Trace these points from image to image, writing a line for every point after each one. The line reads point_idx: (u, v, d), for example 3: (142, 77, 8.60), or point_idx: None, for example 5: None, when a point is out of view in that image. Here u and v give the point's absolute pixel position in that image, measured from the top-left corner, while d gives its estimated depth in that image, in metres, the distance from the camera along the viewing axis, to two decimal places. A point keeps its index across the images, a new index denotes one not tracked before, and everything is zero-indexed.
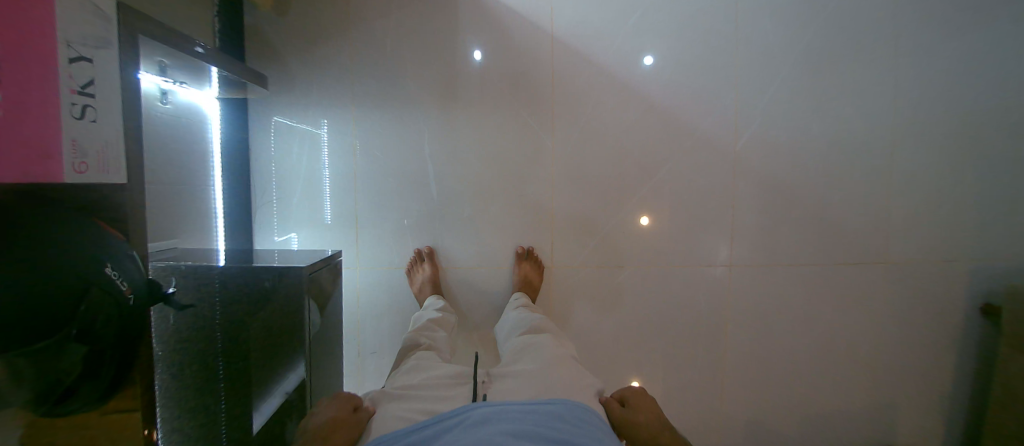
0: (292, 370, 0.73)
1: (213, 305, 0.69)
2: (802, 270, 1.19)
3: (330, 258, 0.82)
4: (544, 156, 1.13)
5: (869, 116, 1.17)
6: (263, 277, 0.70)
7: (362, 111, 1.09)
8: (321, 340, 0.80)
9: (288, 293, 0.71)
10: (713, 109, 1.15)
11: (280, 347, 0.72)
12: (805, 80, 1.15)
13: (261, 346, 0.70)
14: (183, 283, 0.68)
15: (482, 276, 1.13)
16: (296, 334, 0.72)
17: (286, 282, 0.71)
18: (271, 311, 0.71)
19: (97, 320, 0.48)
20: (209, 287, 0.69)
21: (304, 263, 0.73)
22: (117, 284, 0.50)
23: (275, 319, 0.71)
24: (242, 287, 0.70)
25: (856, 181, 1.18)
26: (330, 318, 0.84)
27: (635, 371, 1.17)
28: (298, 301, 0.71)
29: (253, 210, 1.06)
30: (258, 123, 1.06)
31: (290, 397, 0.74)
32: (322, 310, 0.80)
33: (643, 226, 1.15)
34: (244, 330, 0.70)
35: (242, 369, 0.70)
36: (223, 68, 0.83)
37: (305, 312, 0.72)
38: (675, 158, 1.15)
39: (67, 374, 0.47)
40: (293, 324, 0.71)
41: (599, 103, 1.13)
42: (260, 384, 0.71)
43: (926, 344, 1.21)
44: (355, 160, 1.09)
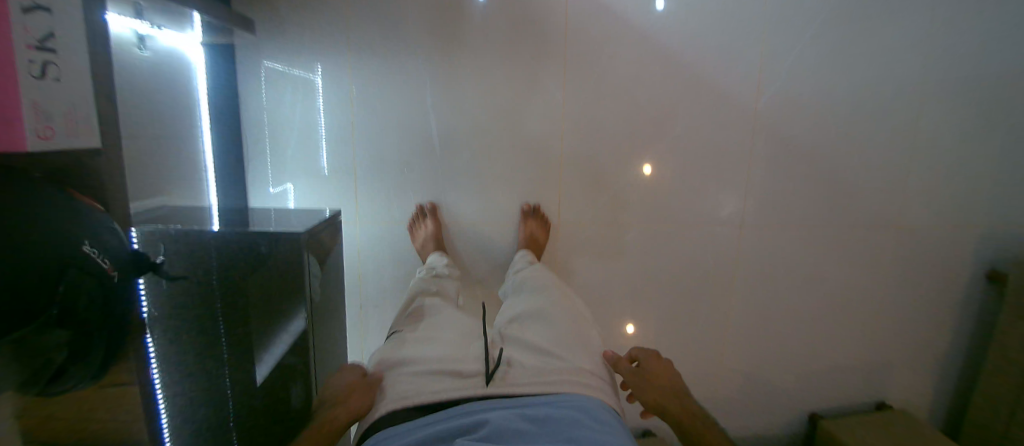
0: (291, 334, 0.72)
1: (209, 272, 0.66)
2: (812, 233, 1.16)
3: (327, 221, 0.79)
4: (554, 108, 1.06)
5: (903, 72, 1.09)
6: (260, 242, 0.67)
7: (359, 56, 1.01)
8: (322, 302, 0.79)
9: (285, 257, 0.69)
10: (737, 61, 1.06)
11: (280, 311, 0.71)
12: (839, 30, 1.06)
13: (262, 311, 0.69)
14: (173, 252, 0.64)
15: (486, 233, 1.11)
16: (296, 297, 0.71)
17: (283, 246, 0.68)
18: (268, 276, 0.69)
19: (80, 300, 0.45)
20: (203, 253, 0.66)
21: (300, 228, 0.70)
22: (100, 262, 0.47)
23: (273, 284, 0.69)
24: (237, 253, 0.67)
25: (879, 143, 1.12)
26: (330, 280, 0.82)
27: (636, 329, 1.18)
28: (296, 266, 0.69)
29: (245, 162, 1.02)
30: (245, 69, 0.99)
31: (291, 360, 0.74)
32: (322, 273, 0.78)
33: (642, 173, 1.10)
34: (243, 296, 0.68)
35: (243, 333, 0.69)
36: (205, 11, 0.75)
37: (304, 277, 0.70)
38: (692, 114, 1.08)
39: (55, 356, 0.44)
40: (293, 288, 0.70)
41: (614, 52, 1.04)
42: (260, 348, 0.71)
43: (926, 308, 1.22)
44: (353, 110, 1.03)
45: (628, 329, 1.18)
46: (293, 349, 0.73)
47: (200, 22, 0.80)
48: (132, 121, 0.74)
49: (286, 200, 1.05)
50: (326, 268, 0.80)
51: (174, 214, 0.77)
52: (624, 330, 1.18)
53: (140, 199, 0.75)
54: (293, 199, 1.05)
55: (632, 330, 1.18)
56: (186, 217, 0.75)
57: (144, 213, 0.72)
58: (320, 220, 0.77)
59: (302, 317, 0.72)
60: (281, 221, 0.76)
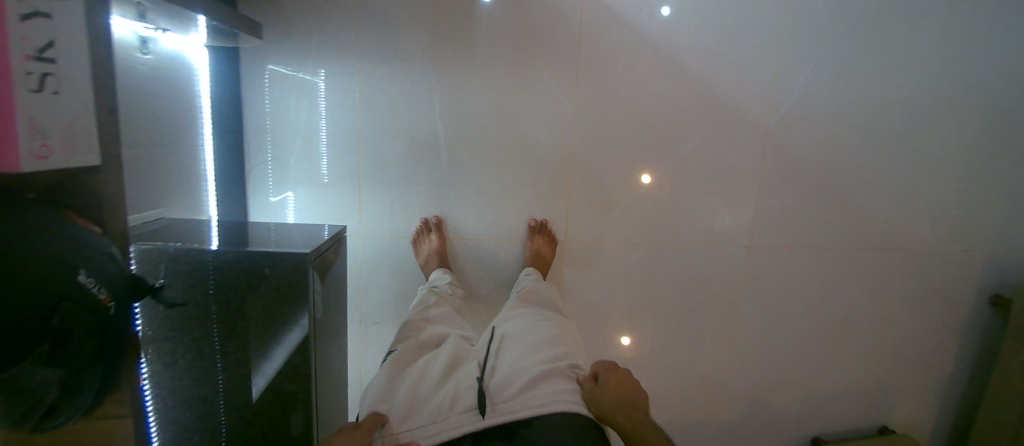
0: (288, 359, 0.69)
1: (208, 293, 0.64)
2: (821, 255, 1.15)
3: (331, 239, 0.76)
4: (565, 122, 1.04)
5: (914, 96, 1.08)
6: (263, 262, 0.64)
7: (366, 64, 0.98)
8: (324, 324, 0.76)
9: (286, 278, 0.65)
10: (750, 80, 1.05)
11: (279, 336, 0.67)
12: (852, 52, 1.06)
13: (260, 334, 0.66)
14: (172, 272, 0.62)
15: (491, 248, 1.08)
16: (294, 319, 0.67)
17: (285, 267, 0.65)
18: (268, 297, 0.65)
19: (74, 334, 0.41)
20: (203, 273, 0.63)
21: (306, 248, 0.67)
22: (95, 292, 0.44)
23: (272, 304, 0.66)
24: (237, 273, 0.64)
25: (890, 166, 1.12)
26: (332, 300, 0.79)
27: (642, 348, 1.17)
28: (297, 287, 0.66)
29: (246, 171, 0.98)
30: (248, 75, 0.96)
31: (289, 388, 0.70)
32: (325, 293, 0.75)
33: (644, 185, 1.08)
34: (241, 319, 0.65)
35: (240, 357, 0.66)
36: (210, 15, 0.72)
37: (307, 299, 0.67)
38: (704, 131, 1.07)
39: (48, 393, 0.40)
40: (293, 312, 0.67)
41: (626, 67, 1.03)
42: (256, 374, 0.67)
43: (932, 334, 1.21)
44: (359, 119, 1.00)
45: (623, 341, 1.16)
46: (290, 376, 0.70)
47: (206, 26, 0.77)
48: (133, 132, 0.71)
49: (285, 208, 1.01)
50: (330, 287, 0.78)
51: (171, 230, 0.73)
52: (619, 341, 1.16)
53: (134, 212, 0.71)
54: (292, 207, 1.02)
55: (627, 342, 1.16)
56: (186, 234, 0.71)
57: (141, 229, 0.69)
58: (326, 240, 0.75)
59: (300, 343, 0.69)
60: (283, 239, 0.74)
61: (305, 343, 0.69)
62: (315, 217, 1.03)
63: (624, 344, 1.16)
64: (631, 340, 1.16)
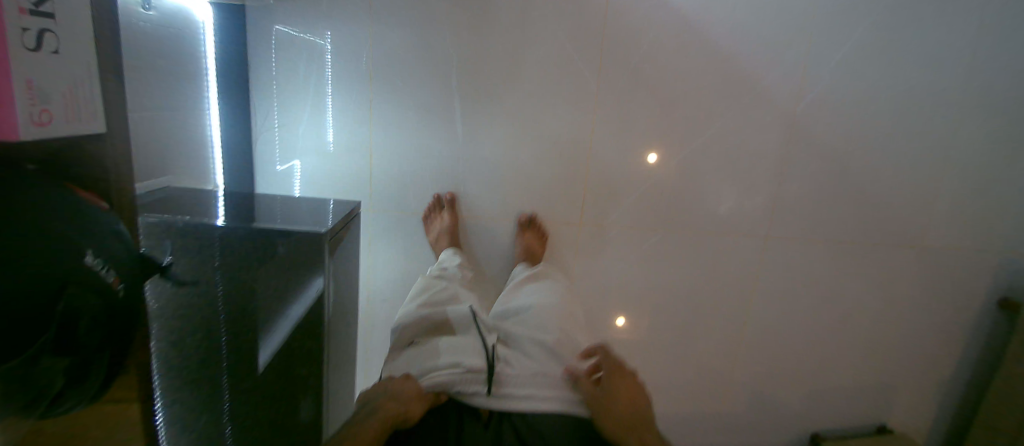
0: (298, 340, 0.67)
1: (216, 271, 0.62)
2: (839, 250, 1.13)
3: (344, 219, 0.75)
4: (587, 101, 0.99)
5: (953, 90, 1.03)
6: (276, 240, 0.62)
7: (381, 29, 0.93)
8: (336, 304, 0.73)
9: (300, 258, 0.63)
10: (783, 65, 1.00)
11: (290, 316, 0.65)
12: (893, 39, 1.00)
13: (270, 314, 0.65)
14: (180, 248, 0.59)
15: (504, 229, 1.05)
16: (309, 300, 0.65)
17: (298, 245, 0.63)
18: (281, 276, 0.63)
19: (81, 321, 0.39)
20: (212, 249, 0.62)
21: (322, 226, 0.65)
22: (104, 276, 0.41)
23: (285, 284, 0.64)
24: (249, 251, 0.62)
25: (922, 162, 1.07)
26: (343, 280, 0.77)
27: (651, 336, 1.15)
28: (311, 267, 0.64)
29: (252, 139, 0.94)
30: (255, 36, 0.90)
31: (300, 369, 0.68)
32: (337, 273, 0.73)
33: (649, 165, 1.04)
34: (252, 298, 0.63)
35: (249, 336, 0.65)
36: None
37: (321, 280, 0.65)
38: (731, 117, 1.03)
39: (54, 383, 0.38)
40: (305, 292, 0.64)
41: (654, 45, 0.98)
42: (265, 354, 0.66)
43: (941, 332, 1.20)
44: (371, 87, 0.96)
45: (618, 321, 1.12)
46: (301, 357, 0.68)
47: None
48: (142, 95, 0.66)
49: (292, 178, 0.98)
50: (342, 266, 0.76)
51: (176, 202, 0.69)
52: (613, 322, 1.12)
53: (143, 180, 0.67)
54: (299, 177, 0.98)
55: (621, 322, 1.12)
56: (193, 208, 0.68)
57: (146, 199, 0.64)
58: (339, 219, 0.72)
59: (311, 323, 0.66)
60: (293, 216, 0.72)
61: (316, 324, 0.67)
62: (323, 188, 1.00)
63: (619, 325, 1.12)
64: (626, 321, 1.12)
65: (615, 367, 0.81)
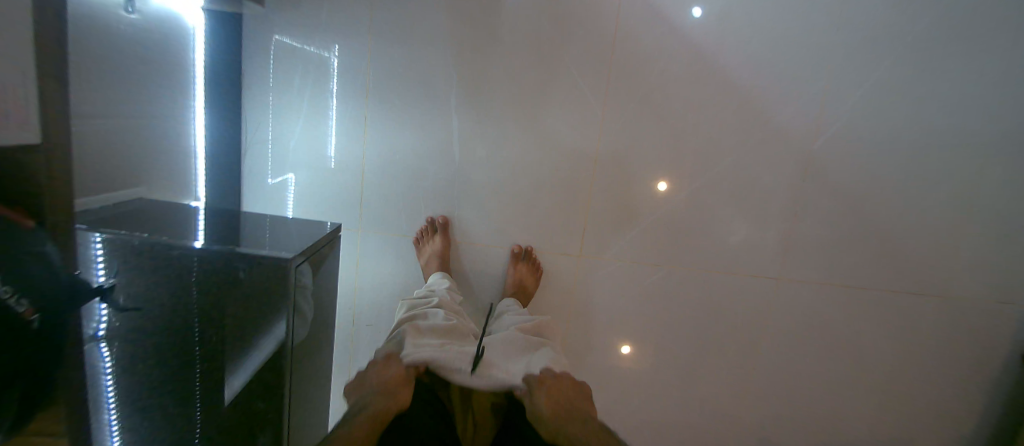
0: (262, 375, 0.62)
1: (175, 292, 0.57)
2: (858, 296, 1.04)
3: (322, 239, 0.70)
4: (590, 126, 0.95)
5: (979, 131, 0.97)
6: (237, 265, 0.58)
7: (379, 45, 0.91)
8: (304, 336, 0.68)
9: (263, 284, 0.58)
10: (797, 97, 0.96)
11: (254, 348, 0.61)
12: (913, 76, 0.96)
13: (237, 349, 0.60)
14: (134, 266, 0.56)
15: (498, 255, 0.99)
16: (270, 329, 0.60)
17: (261, 270, 0.58)
18: (241, 303, 0.59)
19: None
20: (167, 270, 0.57)
21: (290, 252, 0.60)
22: (15, 307, 0.43)
23: (246, 312, 0.59)
24: (210, 274, 0.57)
25: (947, 205, 1.00)
26: (318, 311, 0.72)
27: (651, 381, 1.06)
28: (274, 295, 0.59)
29: (242, 150, 0.92)
30: (253, 46, 0.90)
31: (259, 406, 0.63)
32: (310, 303, 0.69)
33: (659, 193, 0.98)
34: (218, 330, 0.59)
35: (212, 370, 0.60)
36: None
37: (284, 310, 0.60)
38: (741, 149, 0.97)
39: None
40: (272, 326, 0.60)
41: (663, 72, 0.94)
42: (224, 387, 0.61)
43: (979, 397, 1.08)
44: (367, 103, 0.93)
45: (624, 349, 1.04)
46: (262, 394, 0.63)
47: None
48: (94, 100, 0.61)
49: (285, 189, 0.94)
50: (318, 291, 0.72)
51: (143, 220, 0.65)
52: (618, 349, 1.04)
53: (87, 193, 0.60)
54: (293, 189, 0.94)
55: (627, 350, 1.04)
56: (163, 226, 0.64)
57: (86, 214, 0.59)
58: (315, 242, 0.68)
59: (275, 358, 0.62)
60: (271, 237, 0.67)
61: (279, 361, 0.62)
62: (313, 205, 0.96)
63: (624, 353, 1.04)
64: (631, 349, 1.04)
65: (534, 384, 0.72)
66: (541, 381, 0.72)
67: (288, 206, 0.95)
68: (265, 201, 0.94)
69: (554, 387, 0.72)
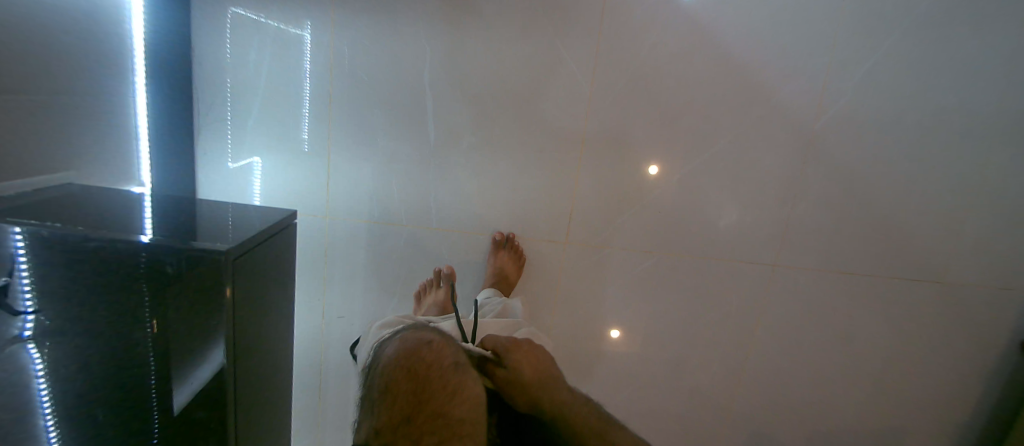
0: (207, 384, 0.57)
1: (102, 291, 0.52)
2: (854, 282, 1.00)
3: (274, 229, 0.64)
4: (577, 103, 0.88)
5: (982, 110, 0.93)
6: (165, 259, 0.52)
7: (346, 14, 0.83)
8: (251, 339, 0.62)
9: (199, 280, 0.53)
10: (799, 72, 0.90)
11: (194, 350, 0.56)
12: (918, 52, 0.90)
13: (181, 353, 0.55)
14: (54, 263, 0.51)
15: (479, 243, 0.93)
16: (209, 330, 0.55)
17: (196, 265, 0.53)
18: (176, 302, 0.54)
19: None
20: (89, 267, 0.52)
21: (226, 244, 0.54)
22: None
23: (183, 311, 0.54)
24: (136, 271, 0.52)
25: (947, 188, 0.96)
26: (272, 310, 0.67)
27: (638, 370, 1.01)
28: (210, 293, 0.54)
29: (195, 132, 0.84)
30: (204, 16, 0.81)
31: (200, 416, 0.58)
32: (261, 302, 0.63)
33: (651, 176, 0.92)
34: (160, 332, 0.54)
35: (148, 376, 0.55)
36: None
37: (222, 310, 0.54)
38: (738, 128, 0.91)
39: None
40: (213, 328, 0.55)
41: (656, 45, 0.87)
42: (165, 392, 0.56)
43: (970, 385, 1.05)
44: (333, 79, 0.85)
45: (613, 333, 0.99)
46: (207, 404, 0.57)
47: None
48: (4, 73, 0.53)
49: (250, 174, 0.87)
50: (273, 287, 0.66)
51: (73, 204, 0.58)
52: (607, 333, 0.99)
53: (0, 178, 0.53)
54: (259, 174, 0.87)
55: (616, 335, 0.99)
56: (98, 213, 0.58)
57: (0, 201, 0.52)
58: (265, 227, 0.62)
59: (216, 365, 0.56)
60: (217, 227, 0.62)
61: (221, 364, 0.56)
62: (280, 191, 0.88)
63: (613, 338, 0.99)
64: (620, 333, 0.99)
65: (509, 344, 0.71)
66: (516, 343, 0.72)
67: (254, 192, 0.88)
68: (224, 187, 0.87)
69: (531, 350, 0.73)
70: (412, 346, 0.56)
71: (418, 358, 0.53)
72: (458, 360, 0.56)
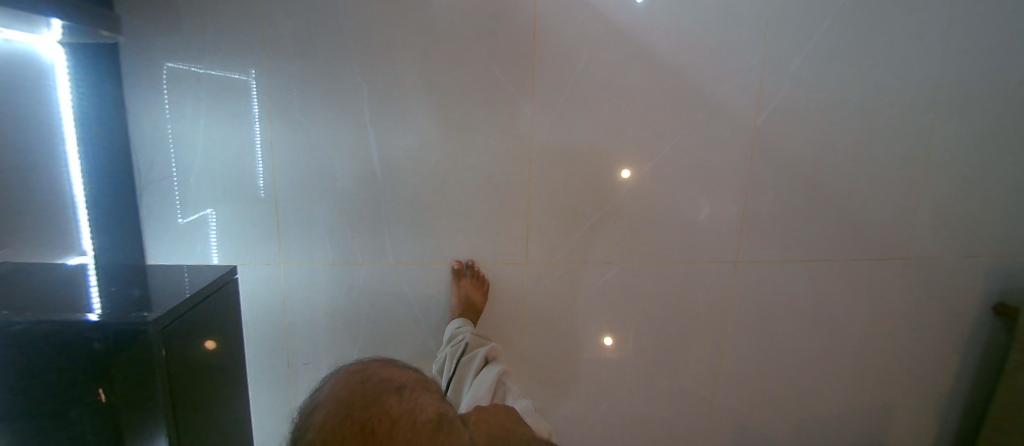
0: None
1: (40, 375, 0.52)
2: (816, 269, 1.02)
3: (214, 286, 0.64)
4: (521, 124, 0.89)
5: (907, 89, 0.96)
6: (92, 336, 0.52)
7: (280, 59, 0.83)
8: (199, 405, 0.61)
9: (132, 354, 0.53)
10: (734, 73, 0.92)
11: (142, 426, 0.54)
12: (844, 40, 0.93)
13: (126, 431, 0.54)
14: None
15: (441, 272, 0.93)
16: (150, 403, 0.54)
17: (128, 339, 0.53)
18: (114, 379, 0.53)
19: None
20: (24, 352, 0.51)
21: (154, 312, 0.54)
22: None
23: (122, 387, 0.53)
24: (68, 351, 0.52)
25: (887, 167, 0.99)
26: (221, 370, 0.66)
27: (617, 380, 1.01)
28: (145, 367, 0.53)
29: (139, 194, 0.83)
30: (136, 79, 0.81)
31: None
32: (205, 363, 0.62)
33: (621, 181, 0.93)
34: (108, 409, 0.53)
35: None
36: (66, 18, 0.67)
37: (159, 381, 0.54)
38: (683, 130, 0.93)
39: None
40: (152, 400, 0.54)
41: (591, 58, 0.89)
42: None
43: (935, 350, 1.08)
44: (272, 124, 0.85)
45: (606, 342, 0.99)
46: None
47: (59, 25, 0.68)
48: None
49: (202, 228, 0.86)
50: (219, 347, 0.65)
51: (7, 290, 0.57)
52: (601, 342, 0.99)
53: None
54: (212, 227, 0.86)
55: (609, 341, 0.99)
56: (36, 294, 0.57)
57: None
58: (204, 288, 0.62)
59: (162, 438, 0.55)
60: (161, 291, 0.61)
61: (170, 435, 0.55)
62: (236, 241, 0.87)
63: (607, 345, 0.99)
64: (614, 340, 0.99)
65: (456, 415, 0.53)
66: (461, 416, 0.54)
67: (210, 246, 0.87)
68: (175, 245, 0.86)
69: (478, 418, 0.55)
70: (376, 387, 0.50)
71: (379, 409, 0.47)
72: (440, 412, 0.51)
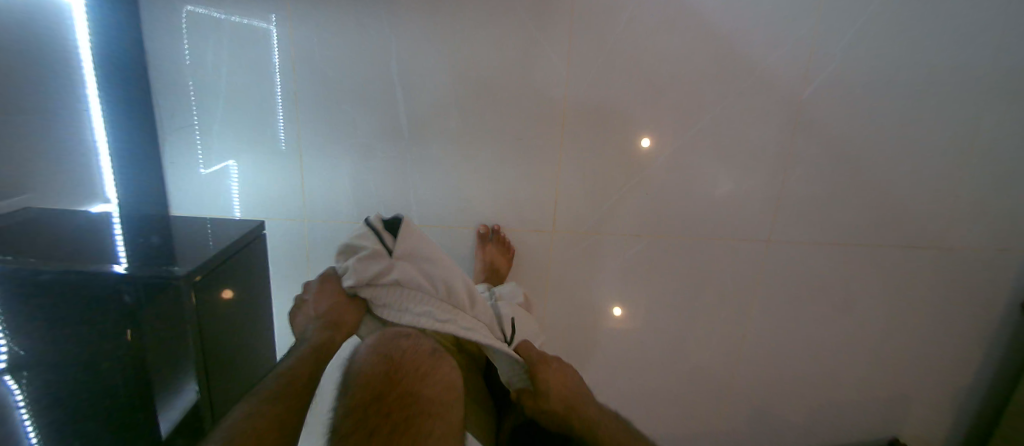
0: (193, 403, 0.56)
1: (72, 322, 0.52)
2: (849, 253, 0.98)
3: (240, 242, 0.63)
4: (553, 86, 0.84)
5: (971, 66, 0.89)
6: (122, 288, 0.51)
7: (302, 4, 0.78)
8: (229, 355, 0.62)
9: (161, 306, 0.53)
10: (785, 41, 0.86)
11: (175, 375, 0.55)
12: (909, 8, 0.85)
13: (158, 379, 0.55)
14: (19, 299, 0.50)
15: (465, 237, 0.91)
16: (182, 354, 0.54)
17: (157, 292, 0.52)
18: (146, 329, 0.53)
19: None
20: (54, 300, 0.51)
21: (181, 267, 0.53)
22: None
23: (154, 337, 0.53)
24: (98, 300, 0.52)
25: (938, 149, 0.93)
26: (249, 323, 0.66)
27: (635, 352, 1.01)
28: (175, 319, 0.53)
29: (160, 141, 0.81)
30: (154, 21, 0.77)
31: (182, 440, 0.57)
32: (234, 316, 0.62)
33: (643, 150, 0.89)
34: (141, 357, 0.54)
35: (130, 401, 0.55)
36: None
37: (189, 334, 0.53)
38: (725, 101, 0.88)
39: None
40: (183, 351, 0.54)
41: (631, 17, 0.83)
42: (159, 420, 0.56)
43: (962, 341, 1.05)
44: (295, 74, 0.81)
45: (616, 312, 0.98)
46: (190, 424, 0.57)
47: None
48: None
49: (224, 180, 0.84)
50: (246, 302, 0.65)
51: (35, 238, 0.57)
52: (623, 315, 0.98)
53: None
54: (234, 180, 0.84)
55: (618, 312, 0.98)
56: (63, 244, 0.56)
57: None
58: (230, 244, 0.61)
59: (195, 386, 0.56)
60: (186, 244, 0.60)
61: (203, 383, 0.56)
62: (259, 195, 0.86)
63: (614, 315, 0.98)
64: (622, 310, 0.98)
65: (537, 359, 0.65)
66: (545, 359, 0.65)
67: (232, 199, 0.85)
68: (198, 196, 0.85)
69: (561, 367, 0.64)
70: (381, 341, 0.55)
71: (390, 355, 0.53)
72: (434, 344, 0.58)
